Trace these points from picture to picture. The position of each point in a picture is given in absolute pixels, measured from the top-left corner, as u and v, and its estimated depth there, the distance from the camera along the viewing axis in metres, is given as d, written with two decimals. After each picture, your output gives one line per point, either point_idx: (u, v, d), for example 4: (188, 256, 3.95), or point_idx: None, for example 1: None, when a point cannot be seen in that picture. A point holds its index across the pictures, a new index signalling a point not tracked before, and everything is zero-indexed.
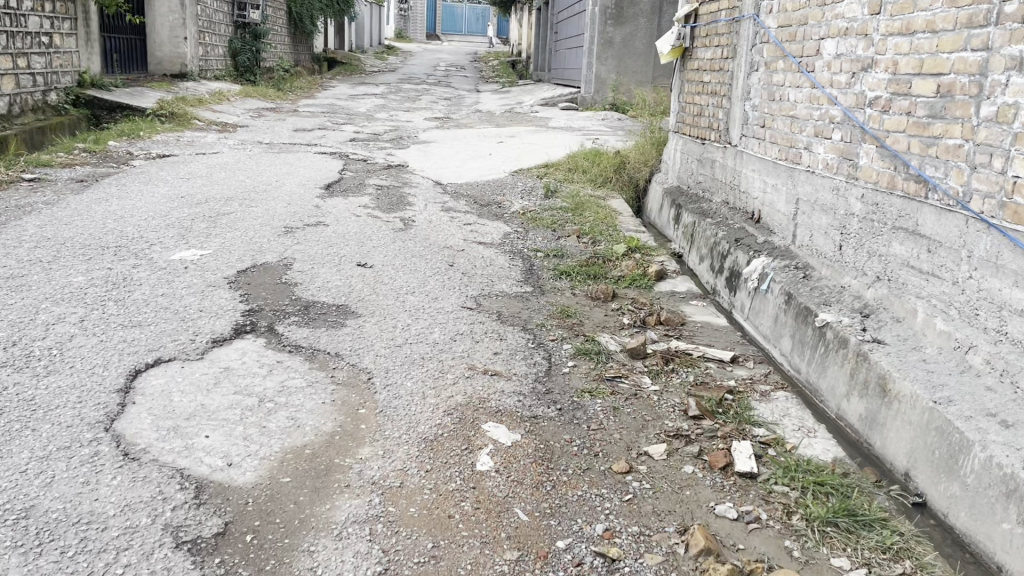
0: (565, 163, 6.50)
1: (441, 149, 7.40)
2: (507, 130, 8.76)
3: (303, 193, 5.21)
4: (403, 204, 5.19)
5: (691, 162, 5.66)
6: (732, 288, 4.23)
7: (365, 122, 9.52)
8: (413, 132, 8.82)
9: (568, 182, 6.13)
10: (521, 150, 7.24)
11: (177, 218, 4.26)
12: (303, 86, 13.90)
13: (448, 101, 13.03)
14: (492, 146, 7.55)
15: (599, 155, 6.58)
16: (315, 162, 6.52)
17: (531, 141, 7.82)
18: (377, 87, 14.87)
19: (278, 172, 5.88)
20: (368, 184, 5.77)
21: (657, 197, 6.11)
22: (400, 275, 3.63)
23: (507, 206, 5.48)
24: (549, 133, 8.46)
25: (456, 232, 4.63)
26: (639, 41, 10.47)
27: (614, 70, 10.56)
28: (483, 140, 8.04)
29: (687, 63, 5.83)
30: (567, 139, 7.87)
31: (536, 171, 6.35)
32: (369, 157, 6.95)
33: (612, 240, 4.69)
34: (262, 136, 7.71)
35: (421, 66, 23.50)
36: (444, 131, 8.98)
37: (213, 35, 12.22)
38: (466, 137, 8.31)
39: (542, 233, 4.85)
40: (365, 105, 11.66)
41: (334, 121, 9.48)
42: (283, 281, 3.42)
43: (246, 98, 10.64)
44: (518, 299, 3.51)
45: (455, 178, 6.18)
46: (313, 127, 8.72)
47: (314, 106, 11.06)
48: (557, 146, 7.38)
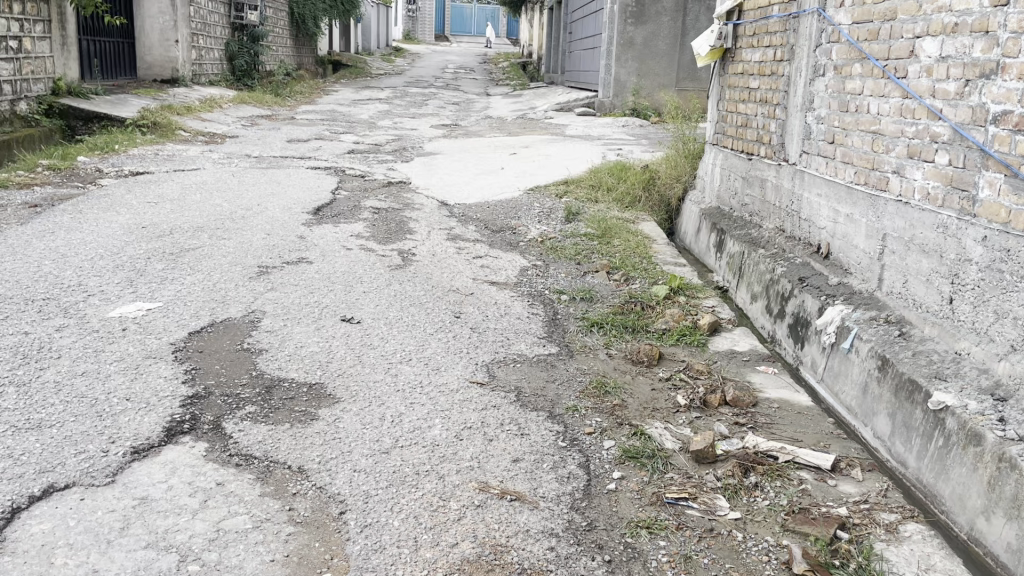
0: (587, 180, 5.78)
1: (447, 163, 6.69)
2: (521, 139, 8.04)
3: (288, 219, 4.53)
4: (403, 231, 4.50)
5: (735, 180, 4.93)
6: (799, 339, 3.50)
7: (367, 131, 8.83)
8: (418, 142, 8.12)
9: (591, 202, 5.41)
10: (535, 164, 6.52)
11: (131, 256, 3.57)
12: (304, 91, 13.23)
13: (456, 107, 12.33)
14: (503, 159, 6.84)
15: (625, 170, 5.86)
16: (307, 179, 5.83)
17: (547, 153, 7.10)
18: (382, 92, 14.19)
19: (262, 192, 5.19)
20: (364, 206, 5.08)
21: (693, 219, 5.38)
22: (393, 334, 2.92)
23: (522, 232, 4.77)
24: (566, 143, 7.74)
25: (464, 269, 3.92)
26: (661, 41, 9.73)
27: (634, 72, 9.83)
28: (494, 151, 7.33)
29: (728, 66, 5.10)
30: (586, 150, 7.15)
31: (554, 189, 5.63)
32: (368, 172, 6.26)
33: (648, 277, 3.97)
34: (253, 149, 7.04)
35: (430, 68, 22.80)
36: (452, 141, 8.27)
37: (208, 37, 11.56)
38: (475, 148, 7.60)
39: (565, 268, 4.14)
40: (367, 111, 10.97)
41: (333, 129, 8.81)
42: (245, 347, 2.71)
43: (241, 105, 9.97)
44: (541, 365, 2.80)
45: (462, 199, 5.48)
46: (309, 137, 8.03)
47: (314, 113, 10.38)
48: (577, 158, 6.66)
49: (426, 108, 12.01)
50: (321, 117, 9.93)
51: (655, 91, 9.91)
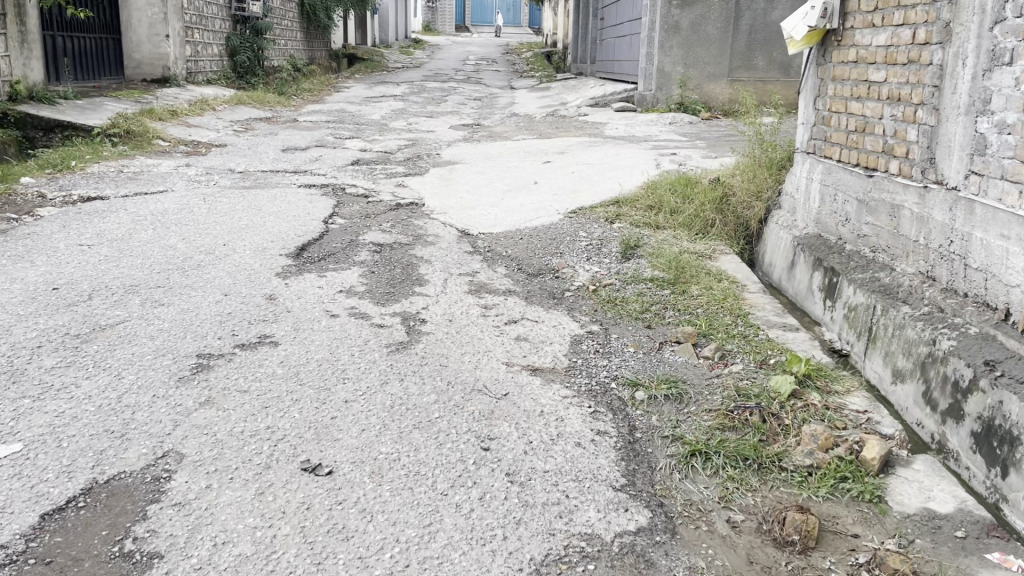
0: (643, 197, 4.62)
1: (468, 176, 5.56)
2: (554, 142, 6.90)
3: (258, 265, 3.43)
4: (412, 282, 3.38)
5: (847, 202, 3.75)
6: (997, 461, 2.34)
7: (377, 134, 7.71)
8: (435, 148, 7.00)
9: (652, 229, 4.25)
10: (576, 175, 5.37)
11: (14, 344, 2.49)
12: (313, 87, 12.16)
13: (478, 103, 11.17)
14: (536, 168, 5.70)
15: (690, 184, 4.69)
16: (296, 201, 4.72)
17: (588, 160, 5.94)
18: (398, 87, 13.07)
19: (234, 223, 4.09)
20: (363, 241, 3.98)
21: (784, 249, 4.22)
22: (383, 498, 1.81)
23: (567, 275, 3.63)
24: (608, 145, 6.59)
25: (493, 344, 2.80)
26: (711, 25, 8.52)
27: (680, 61, 8.63)
28: (524, 158, 6.19)
29: (833, 52, 3.91)
30: (635, 156, 5.98)
31: (603, 211, 4.49)
32: (373, 189, 5.15)
33: (752, 353, 2.82)
34: (239, 161, 5.96)
35: (451, 60, 21.65)
36: (473, 146, 7.13)
37: (204, 31, 10.51)
38: (502, 154, 6.46)
39: (631, 335, 3.00)
40: (379, 111, 9.86)
41: (339, 133, 7.71)
42: (125, 547, 1.60)
43: (237, 107, 8.89)
44: (628, 563, 1.67)
45: (488, 226, 4.35)
46: (308, 144, 6.94)
47: (319, 114, 9.29)
48: (626, 167, 5.50)
49: (445, 105, 10.88)
50: (326, 119, 8.84)
51: (704, 82, 8.70)
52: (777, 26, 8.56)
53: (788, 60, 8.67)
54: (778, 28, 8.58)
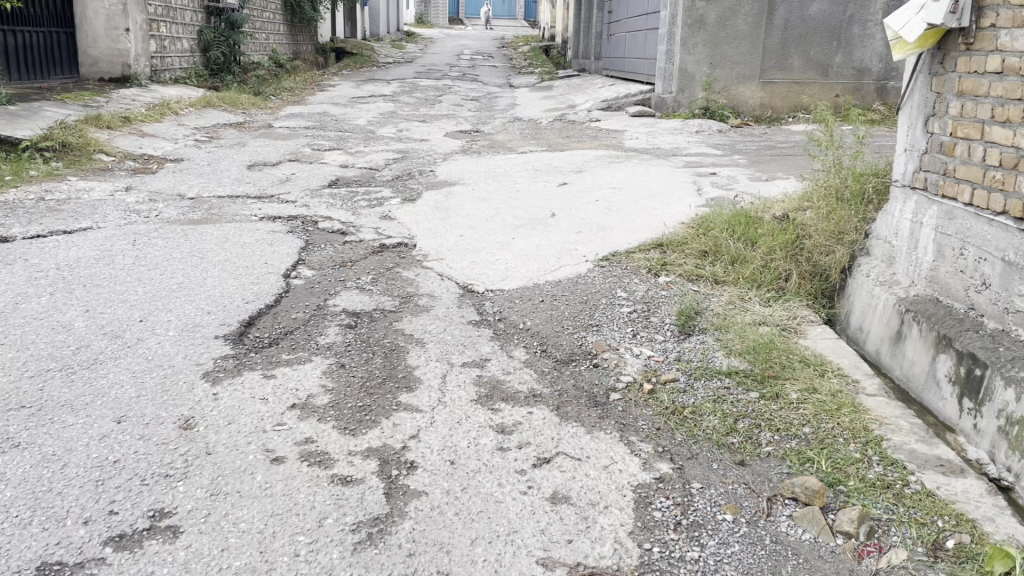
0: (693, 239, 3.65)
1: (469, 203, 4.59)
2: (568, 156, 5.93)
3: (178, 360, 2.44)
4: (396, 383, 2.40)
5: (984, 262, 2.78)
6: None
7: (361, 144, 6.72)
8: (429, 163, 6.02)
9: (710, 289, 3.30)
10: (602, 204, 4.39)
11: None
12: (294, 86, 11.15)
13: (476, 105, 10.18)
14: (550, 194, 4.72)
15: (752, 221, 3.73)
16: (252, 243, 3.73)
17: (612, 180, 4.97)
18: (387, 86, 12.04)
19: (162, 282, 3.10)
20: (332, 308, 2.99)
21: (883, 312, 3.24)
22: None
23: (608, 364, 2.66)
24: (632, 161, 5.62)
25: (518, 513, 1.82)
26: (741, 19, 7.52)
27: (706, 60, 7.64)
28: (534, 178, 5.21)
29: (960, 58, 2.95)
30: (667, 177, 5.01)
31: (644, 260, 3.53)
32: (352, 224, 4.17)
33: (913, 526, 1.87)
34: (192, 182, 4.97)
35: (444, 55, 20.59)
36: (474, 159, 6.14)
37: (170, 24, 9.49)
38: (508, 172, 5.49)
39: (721, 484, 2.03)
40: (365, 114, 8.86)
41: (317, 143, 6.72)
42: None
43: (203, 110, 7.89)
44: None
45: (498, 282, 3.38)
46: (279, 157, 5.95)
47: (298, 118, 8.29)
48: (661, 194, 4.53)
49: (439, 107, 9.87)
50: (305, 124, 7.84)
51: (733, 84, 7.72)
52: (815, 20, 7.59)
53: (826, 60, 7.72)
54: (815, 23, 7.61)
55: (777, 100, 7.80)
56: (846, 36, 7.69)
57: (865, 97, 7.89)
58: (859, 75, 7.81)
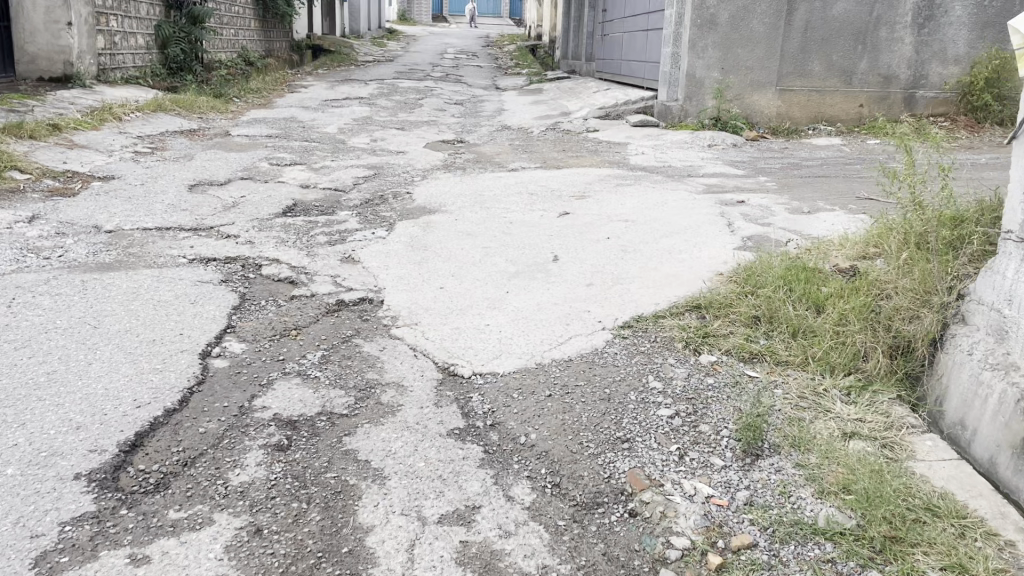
0: (737, 300, 2.84)
1: (450, 239, 3.77)
2: (567, 177, 5.12)
3: (3, 530, 1.59)
4: (337, 566, 1.58)
5: None
6: None
7: (327, 157, 5.89)
8: (404, 181, 5.20)
9: (769, 377, 2.49)
10: (613, 244, 3.58)
11: None
12: (261, 87, 10.28)
13: (461, 110, 9.37)
14: (549, 228, 3.90)
15: (811, 276, 2.91)
16: (170, 301, 2.89)
17: (622, 210, 4.16)
18: (365, 87, 11.19)
19: (26, 372, 2.26)
20: (259, 412, 2.15)
21: (1000, 414, 2.17)
22: None
23: (650, 515, 1.84)
24: (642, 183, 4.81)
25: None
26: (757, 19, 6.74)
27: (718, 65, 6.86)
28: (530, 205, 4.39)
29: None
30: (687, 206, 4.20)
31: (679, 329, 2.74)
32: (304, 269, 3.34)
33: None
34: (116, 208, 4.12)
35: (427, 54, 19.73)
36: (457, 178, 5.32)
37: (122, 18, 8.61)
38: (498, 196, 4.67)
39: None
40: (337, 120, 8.02)
41: (277, 155, 5.89)
42: None
43: (152, 115, 7.02)
44: None
45: (489, 361, 2.56)
46: (229, 174, 5.11)
47: (260, 124, 7.44)
48: (685, 231, 3.72)
49: (419, 111, 9.04)
50: (267, 132, 6.99)
51: (748, 91, 6.94)
52: (840, 21, 6.82)
53: (850, 66, 6.96)
54: (839, 25, 6.83)
55: (795, 110, 7.02)
56: (872, 40, 6.93)
57: (891, 107, 7.14)
58: (886, 83, 7.06)
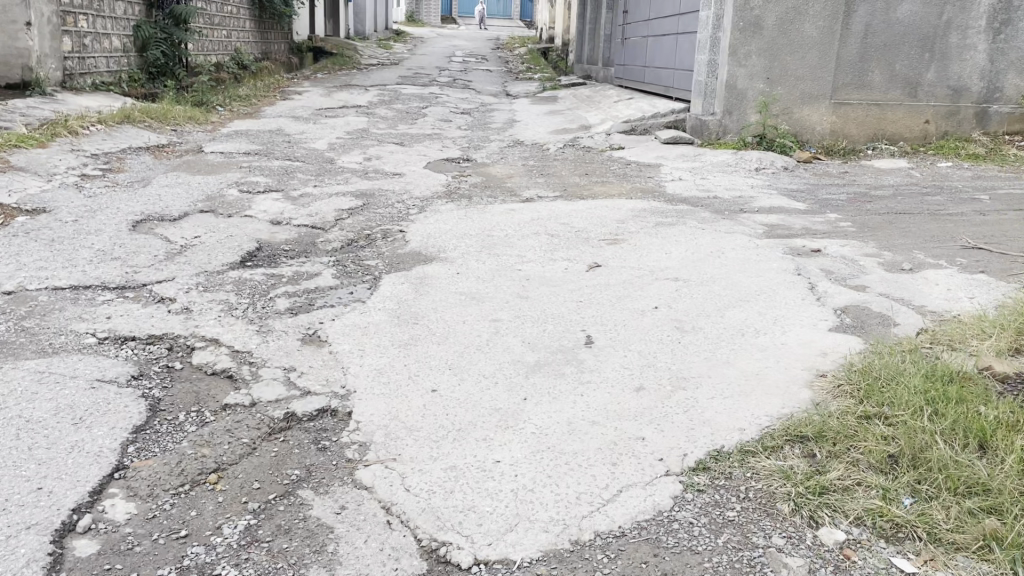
0: (861, 427, 1.97)
1: (449, 305, 2.90)
2: (594, 212, 4.24)
3: None
4: None
5: None
6: None
7: (309, 182, 5.03)
8: (397, 215, 4.34)
9: (930, 571, 1.60)
10: (665, 319, 2.71)
11: None
12: (250, 93, 9.44)
13: (468, 121, 8.52)
14: (577, 289, 3.03)
15: (966, 393, 2.02)
16: (44, 419, 2.02)
17: (668, 264, 3.28)
18: (364, 94, 10.34)
19: None
20: None
21: None
22: None
23: None
24: (687, 223, 3.94)
25: None
26: (809, 22, 5.90)
27: (763, 74, 6.02)
28: (550, 252, 3.54)
29: None
30: (749, 259, 3.32)
31: (782, 474, 1.86)
32: (251, 356, 2.48)
33: None
34: (29, 257, 3.27)
35: (434, 57, 18.87)
36: (460, 209, 4.46)
37: (94, 18, 7.78)
38: (511, 238, 3.80)
39: None
40: (329, 133, 7.17)
41: (251, 178, 5.04)
42: None
43: (117, 128, 6.18)
44: None
45: (499, 536, 1.68)
46: (187, 205, 4.26)
47: (240, 138, 6.59)
48: (756, 298, 2.85)
49: (421, 123, 8.17)
50: (246, 149, 6.13)
51: (797, 105, 6.08)
52: (904, 25, 5.98)
53: (914, 76, 6.10)
54: (903, 30, 5.99)
55: (850, 127, 6.14)
56: (941, 47, 6.07)
57: (961, 124, 6.25)
58: (955, 97, 6.19)
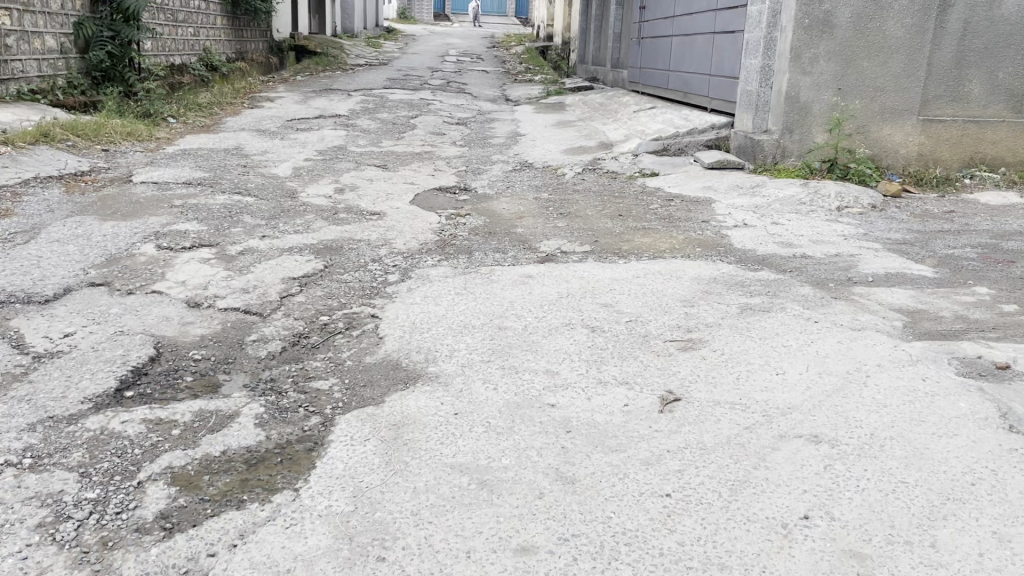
0: None
1: (444, 501, 1.68)
2: (644, 284, 3.04)
3: None
4: None
5: None
6: None
7: (257, 229, 3.80)
8: (371, 286, 3.13)
9: None
10: (834, 553, 1.50)
11: None
12: (212, 100, 8.18)
13: (464, 135, 7.30)
14: (656, 461, 1.82)
15: None
16: None
17: (789, 402, 2.07)
18: (346, 100, 9.11)
19: None
20: None
21: None
22: None
23: None
24: (785, 307, 2.73)
25: None
26: (893, 19, 4.76)
27: (834, 83, 4.86)
28: (597, 367, 2.35)
29: None
30: (914, 391, 2.11)
31: None
32: None
33: None
34: None
35: (425, 56, 17.63)
36: (459, 274, 3.27)
37: (19, 14, 6.52)
38: (534, 335, 2.59)
39: None
40: (297, 152, 5.94)
41: (179, 224, 3.80)
42: None
43: (25, 149, 4.94)
44: None
45: None
46: (74, 275, 3.03)
47: (185, 162, 5.35)
48: (977, 499, 1.65)
49: (408, 138, 6.95)
50: (187, 177, 4.89)
51: (876, 123, 4.93)
52: (1011, 24, 4.87)
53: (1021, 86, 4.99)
54: (1009, 29, 4.88)
55: (941, 149, 5.00)
56: None
57: None
58: None
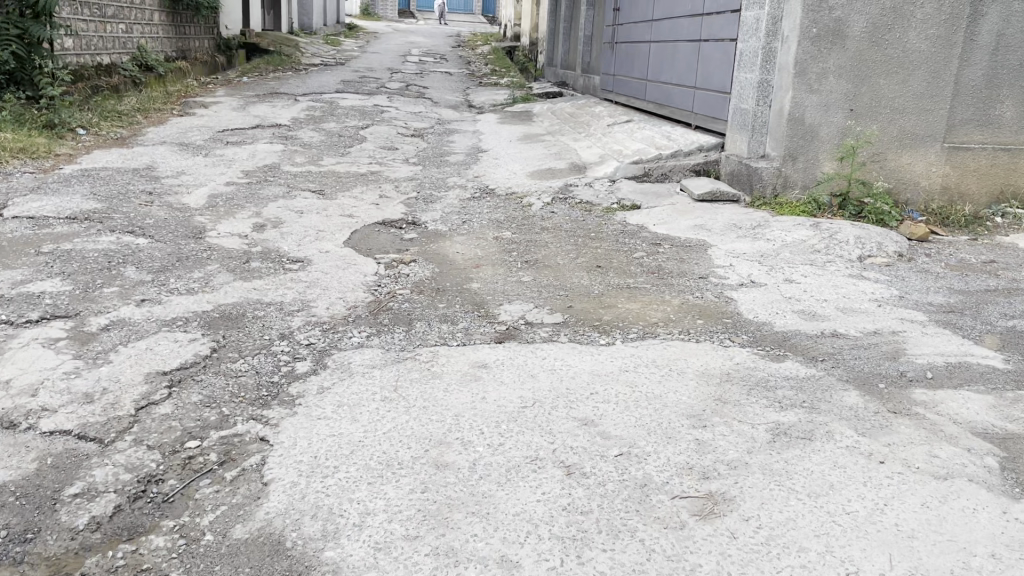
0: None
1: None
2: (635, 384, 2.28)
3: None
4: None
5: None
6: None
7: (138, 290, 2.98)
8: (270, 383, 2.34)
9: None
10: None
11: None
12: (137, 107, 7.28)
13: (418, 150, 6.50)
14: None
15: None
16: None
17: None
18: (290, 106, 8.26)
19: None
20: None
21: None
22: None
23: None
24: (832, 433, 1.98)
25: None
26: (915, 30, 4.06)
27: (844, 103, 4.16)
28: (578, 553, 1.57)
29: None
30: None
31: None
32: None
33: None
34: None
35: (386, 56, 16.76)
36: (391, 361, 2.49)
37: None
38: (485, 484, 1.81)
39: None
40: (220, 173, 5.10)
41: (35, 283, 2.96)
42: None
43: None
44: None
45: None
46: None
47: (79, 187, 4.49)
48: None
49: (354, 154, 6.13)
50: (74, 209, 4.04)
51: (894, 151, 4.24)
52: None
53: None
54: None
55: (967, 182, 4.34)
56: None
57: None
58: None
